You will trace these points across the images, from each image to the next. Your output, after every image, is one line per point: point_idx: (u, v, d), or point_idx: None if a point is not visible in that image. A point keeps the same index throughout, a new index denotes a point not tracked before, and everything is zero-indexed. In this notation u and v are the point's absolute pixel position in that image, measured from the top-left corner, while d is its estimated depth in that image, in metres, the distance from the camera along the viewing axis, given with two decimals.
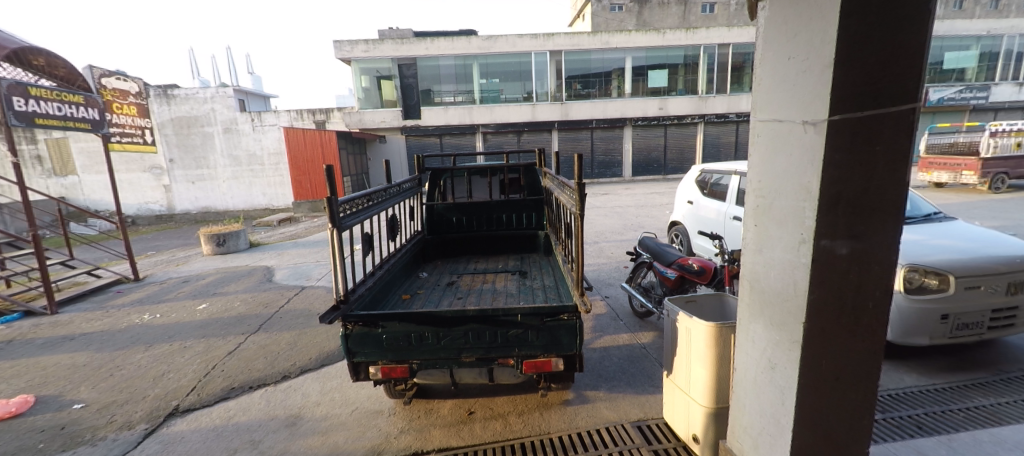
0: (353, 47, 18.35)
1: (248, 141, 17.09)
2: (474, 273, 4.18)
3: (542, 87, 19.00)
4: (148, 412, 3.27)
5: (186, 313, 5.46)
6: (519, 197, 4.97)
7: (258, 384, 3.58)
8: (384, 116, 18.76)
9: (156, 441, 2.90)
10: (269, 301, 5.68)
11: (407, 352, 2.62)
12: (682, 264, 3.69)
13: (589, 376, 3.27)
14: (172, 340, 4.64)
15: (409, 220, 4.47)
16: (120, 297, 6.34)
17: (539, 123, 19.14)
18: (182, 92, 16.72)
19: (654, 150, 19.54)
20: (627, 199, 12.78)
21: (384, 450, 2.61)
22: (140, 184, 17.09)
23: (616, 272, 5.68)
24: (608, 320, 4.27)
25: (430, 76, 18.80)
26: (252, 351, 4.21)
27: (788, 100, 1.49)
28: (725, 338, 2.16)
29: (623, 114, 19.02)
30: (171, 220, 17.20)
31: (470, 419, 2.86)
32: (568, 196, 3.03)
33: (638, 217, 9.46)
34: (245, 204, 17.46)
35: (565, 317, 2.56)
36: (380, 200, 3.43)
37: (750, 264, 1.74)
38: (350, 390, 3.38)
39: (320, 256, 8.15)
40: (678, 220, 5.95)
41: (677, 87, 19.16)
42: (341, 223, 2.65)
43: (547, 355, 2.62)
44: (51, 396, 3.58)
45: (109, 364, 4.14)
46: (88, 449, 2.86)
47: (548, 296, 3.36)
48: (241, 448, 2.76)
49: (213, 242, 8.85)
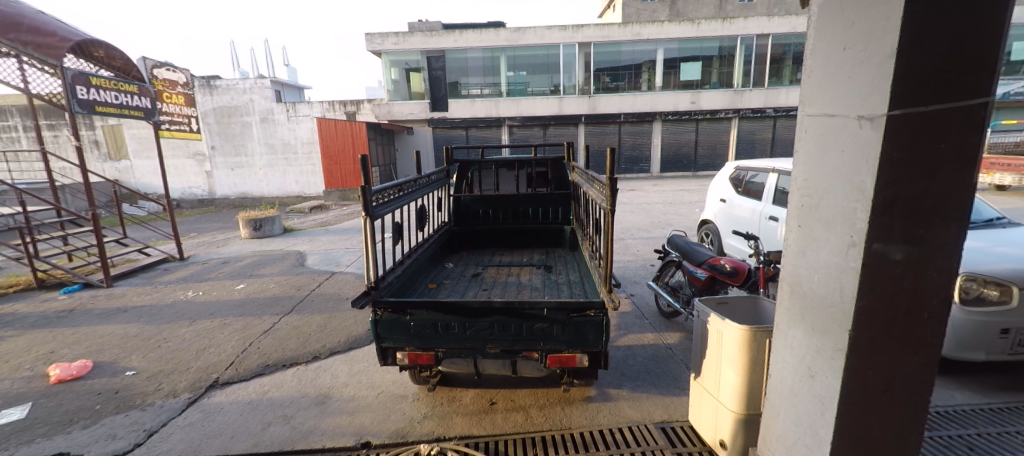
0: (383, 40, 18.60)
1: (283, 130, 17.71)
2: (499, 266, 4.18)
3: (570, 79, 18.73)
4: (191, 382, 3.48)
5: (225, 293, 5.76)
6: (546, 191, 4.94)
7: (291, 363, 3.74)
8: (412, 108, 19.01)
9: (198, 410, 3.08)
10: (301, 285, 5.91)
11: (433, 340, 2.66)
12: (713, 265, 3.55)
13: (613, 374, 3.23)
14: (213, 317, 4.90)
15: (437, 211, 4.51)
16: (167, 275, 6.75)
17: (566, 117, 18.90)
18: (223, 83, 17.48)
19: (684, 146, 18.92)
20: (654, 196, 12.49)
21: (408, 434, 2.68)
22: (185, 170, 18.03)
23: (642, 270, 5.57)
24: (632, 319, 4.19)
25: (458, 68, 18.91)
26: (285, 331, 4.40)
27: (841, 93, 1.40)
28: (759, 344, 2.08)
29: (653, 108, 18.51)
30: (212, 205, 18.09)
31: (491, 409, 2.89)
32: (598, 190, 2.98)
33: (665, 215, 9.22)
34: (280, 191, 18.16)
35: (591, 313, 2.54)
36: (410, 190, 3.48)
37: (792, 267, 1.65)
38: (377, 373, 3.47)
39: (348, 243, 8.39)
40: (708, 218, 5.76)
41: (711, 80, 18.50)
42: (374, 212, 2.71)
43: (572, 351, 2.60)
44: (106, 362, 3.87)
45: (156, 336, 4.42)
46: (138, 413, 3.08)
47: (573, 291, 3.34)
48: (275, 421, 2.90)
49: (250, 226, 9.26)
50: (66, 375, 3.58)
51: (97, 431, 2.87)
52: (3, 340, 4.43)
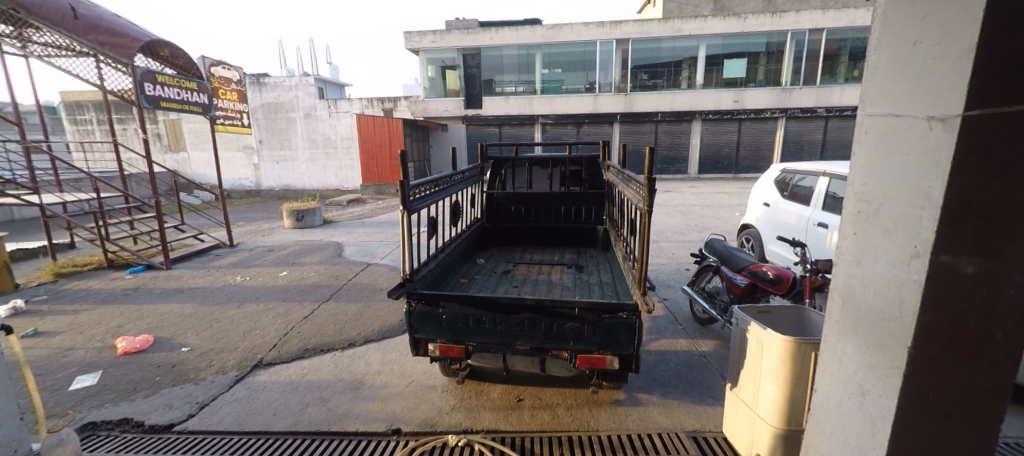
0: (421, 38, 19.05)
1: (325, 126, 18.47)
2: (529, 263, 4.18)
3: (606, 77, 18.36)
4: (238, 361, 3.70)
5: (270, 279, 6.08)
6: (578, 190, 4.89)
7: (328, 348, 3.90)
8: (447, 105, 19.31)
9: (244, 388, 3.28)
10: (339, 274, 6.15)
11: (464, 334, 2.70)
12: (755, 271, 3.39)
13: (643, 379, 3.16)
14: (258, 300, 5.20)
15: (470, 207, 4.55)
16: (218, 260, 7.22)
17: (600, 115, 18.58)
18: (272, 80, 18.41)
19: (725, 147, 18.14)
20: (691, 198, 12.07)
21: (437, 424, 2.74)
22: (235, 162, 19.15)
23: (677, 274, 5.40)
24: (665, 323, 4.08)
25: (493, 66, 19.02)
26: (323, 318, 4.60)
27: (911, 91, 1.30)
28: (804, 357, 1.97)
29: (692, 107, 17.86)
30: (258, 195, 19.13)
31: (519, 406, 2.90)
32: (635, 190, 2.91)
33: (703, 218, 8.90)
34: (320, 184, 18.96)
35: (624, 315, 2.49)
36: (445, 185, 3.55)
37: (843, 276, 1.56)
38: (408, 363, 3.56)
39: (383, 236, 8.64)
40: (750, 223, 5.50)
41: (757, 78, 17.63)
42: (412, 206, 2.78)
43: (602, 352, 2.56)
44: (165, 338, 4.18)
45: (208, 316, 4.74)
46: (192, 386, 3.32)
47: (605, 292, 3.29)
48: (312, 403, 3.04)
49: (293, 217, 9.72)
50: (131, 347, 3.90)
51: (156, 401, 3.12)
52: (79, 313, 4.89)
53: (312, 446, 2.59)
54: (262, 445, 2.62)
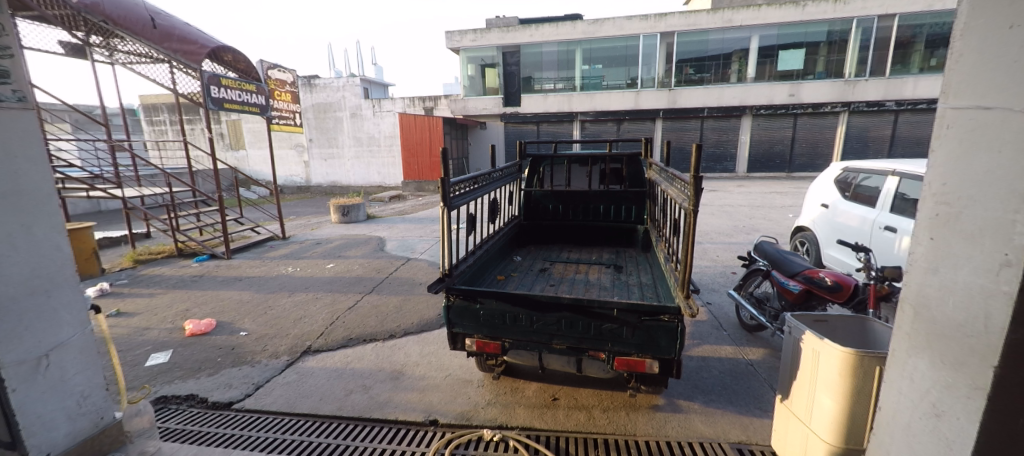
0: (462, 37, 19.46)
1: (369, 125, 19.20)
2: (567, 262, 4.14)
3: (649, 72, 17.78)
4: (289, 346, 3.93)
5: (318, 270, 6.42)
6: (619, 188, 4.76)
7: (370, 338, 4.06)
8: (487, 103, 19.51)
9: (294, 372, 3.48)
10: (381, 267, 6.39)
11: (501, 331, 2.71)
12: (811, 277, 3.17)
13: (684, 385, 3.05)
14: (307, 290, 5.50)
15: (508, 204, 4.56)
16: (272, 251, 7.69)
17: (642, 112, 18.04)
18: (322, 82, 19.37)
19: (778, 144, 17.10)
20: (739, 198, 11.48)
21: (473, 418, 2.79)
22: (288, 159, 20.31)
23: (722, 278, 5.15)
24: (708, 328, 3.91)
25: (533, 63, 19.01)
26: (367, 309, 4.79)
27: (1005, 81, 1.16)
28: (867, 371, 1.82)
29: (742, 102, 16.96)
30: (308, 191, 20.20)
31: (554, 405, 2.89)
32: (679, 188, 2.80)
33: (751, 219, 8.45)
34: (364, 181, 19.75)
35: (665, 318, 2.40)
36: (484, 183, 3.58)
37: (917, 285, 1.42)
38: (445, 356, 3.64)
39: (423, 232, 8.86)
40: (805, 225, 5.15)
41: (815, 70, 16.50)
42: (452, 202, 2.83)
43: (641, 355, 2.49)
44: (226, 322, 4.51)
45: (262, 304, 5.06)
46: (248, 368, 3.56)
47: (645, 294, 3.20)
48: (355, 390, 3.17)
49: (339, 212, 10.18)
50: (198, 330, 4.24)
51: (218, 380, 3.37)
52: (153, 296, 5.39)
53: (355, 432, 2.71)
54: (310, 427, 2.77)
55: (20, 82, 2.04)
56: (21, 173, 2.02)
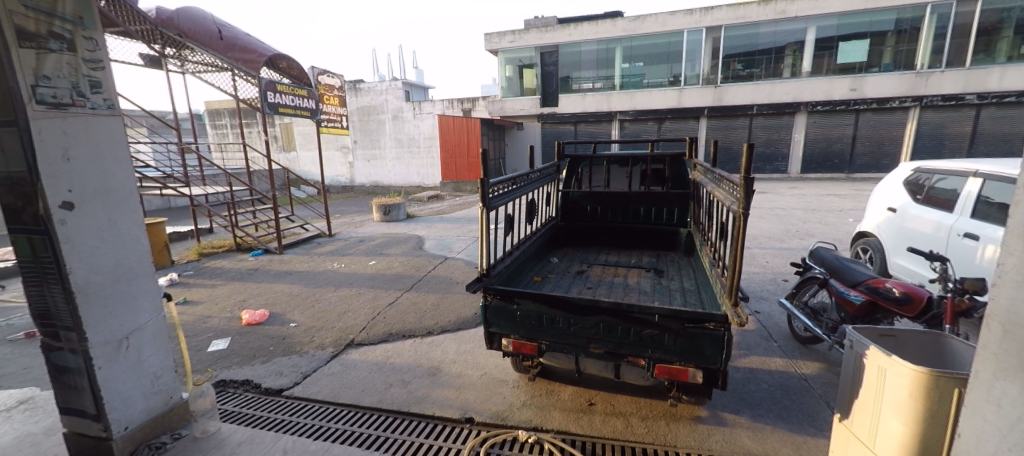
0: (501, 38, 19.68)
1: (410, 126, 19.77)
2: (605, 265, 4.06)
3: (693, 69, 17.12)
4: (334, 339, 4.11)
5: (361, 266, 6.69)
6: (660, 189, 4.62)
7: (409, 334, 4.17)
8: (524, 104, 19.57)
9: (338, 364, 3.63)
10: (420, 265, 6.55)
11: (538, 332, 2.70)
12: (875, 287, 2.92)
13: (730, 398, 2.90)
14: (351, 286, 5.74)
15: (545, 205, 4.54)
16: (319, 247, 8.09)
17: (685, 110, 17.39)
18: (366, 86, 20.20)
19: (837, 143, 15.92)
20: (792, 200, 10.80)
21: (508, 418, 2.80)
22: (334, 160, 21.30)
23: (772, 285, 4.86)
24: (757, 338, 3.70)
25: (571, 62, 18.85)
26: (406, 305, 4.93)
27: None
28: (943, 394, 1.65)
29: (796, 98, 15.95)
30: (352, 190, 21.08)
31: (590, 410, 2.84)
32: (726, 190, 2.68)
33: (805, 224, 7.91)
34: (404, 181, 20.35)
35: (711, 326, 2.30)
36: (523, 184, 3.58)
37: (1006, 301, 1.28)
38: (481, 355, 3.68)
39: (460, 232, 8.99)
40: (868, 231, 4.75)
41: (881, 61, 15.26)
42: (490, 203, 2.86)
43: (684, 364, 2.40)
44: (278, 314, 4.79)
45: (310, 297, 5.34)
46: (297, 357, 3.76)
47: (687, 300, 3.07)
48: (394, 384, 3.27)
49: (381, 211, 10.54)
50: (253, 319, 4.53)
51: (271, 368, 3.59)
52: (215, 287, 5.82)
53: (394, 424, 2.79)
54: (352, 417, 2.89)
55: (110, 91, 2.26)
56: (109, 173, 2.24)
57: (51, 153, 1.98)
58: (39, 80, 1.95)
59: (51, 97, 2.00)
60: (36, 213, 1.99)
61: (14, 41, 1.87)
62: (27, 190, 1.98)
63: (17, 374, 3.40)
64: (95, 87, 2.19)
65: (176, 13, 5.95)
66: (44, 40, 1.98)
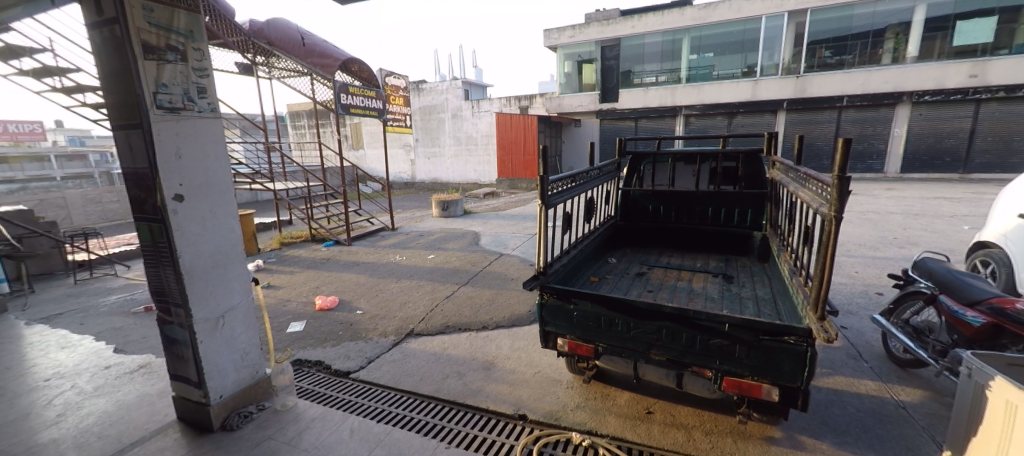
0: (560, 34, 19.49)
1: (468, 125, 20.25)
2: (667, 268, 3.87)
3: (771, 58, 15.75)
4: (395, 328, 4.32)
5: (421, 259, 6.97)
6: (732, 189, 4.30)
7: (465, 328, 4.26)
8: (582, 100, 19.24)
9: (399, 352, 3.80)
10: (476, 261, 6.69)
11: (595, 334, 2.64)
12: (1002, 309, 2.52)
13: (808, 419, 2.64)
14: (412, 278, 6.02)
15: (604, 204, 4.42)
16: (383, 240, 8.56)
17: (760, 103, 16.04)
18: (428, 86, 21.03)
19: (948, 138, 13.87)
20: (888, 204, 9.59)
21: (561, 418, 2.77)
22: (397, 158, 22.45)
23: (862, 298, 4.35)
24: (843, 357, 3.33)
25: (634, 55, 18.14)
26: (462, 299, 5.06)
27: None
28: None
29: (898, 87, 14.08)
30: (413, 186, 22.06)
31: (648, 418, 2.72)
32: (813, 189, 2.42)
33: (905, 230, 6.99)
34: (462, 178, 20.89)
35: (790, 339, 2.10)
36: (582, 181, 3.50)
37: None
38: (536, 353, 3.66)
39: (515, 229, 9.04)
40: (989, 241, 4.11)
41: (1013, 42, 13.00)
42: (549, 201, 2.83)
43: (757, 379, 2.22)
44: (346, 301, 5.15)
45: (374, 287, 5.66)
46: (362, 343, 4.00)
47: (761, 309, 2.84)
48: (450, 375, 3.36)
49: (440, 207, 10.89)
50: (325, 305, 4.90)
51: (339, 351, 3.85)
52: (293, 274, 6.39)
53: (449, 414, 2.88)
54: (411, 404, 3.01)
55: (213, 96, 2.53)
56: (212, 169, 2.51)
57: (166, 151, 2.26)
58: (159, 88, 2.23)
59: (168, 102, 2.28)
60: (154, 204, 2.29)
61: (141, 54, 2.16)
62: (148, 183, 2.28)
63: (138, 342, 3.96)
64: (202, 93, 2.46)
65: (266, 24, 6.58)
66: (163, 52, 2.26)
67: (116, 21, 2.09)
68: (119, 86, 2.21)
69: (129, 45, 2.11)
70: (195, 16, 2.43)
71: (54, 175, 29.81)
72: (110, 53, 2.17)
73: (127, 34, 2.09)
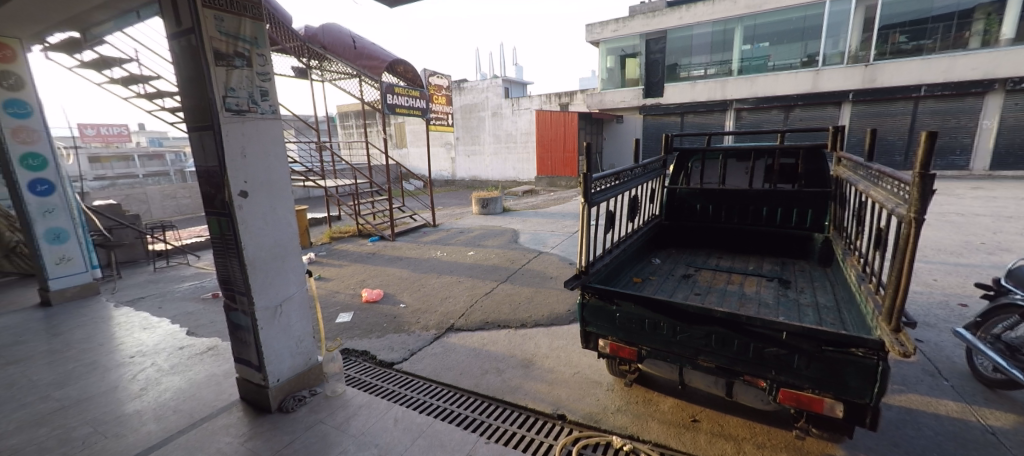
0: (603, 29, 19.10)
1: (508, 123, 20.34)
2: (716, 270, 3.69)
3: (835, 46, 14.58)
4: (437, 322, 4.41)
5: (461, 256, 7.09)
6: (790, 188, 4.02)
7: (504, 325, 4.28)
8: (625, 96, 18.79)
9: (440, 346, 3.89)
10: (515, 258, 6.71)
11: (638, 336, 2.56)
12: None
13: (877, 440, 2.42)
14: (452, 273, 6.13)
15: (649, 202, 4.28)
16: (425, 236, 8.79)
17: (822, 95, 14.91)
18: (470, 85, 21.35)
19: None
20: (975, 204, 8.63)
21: (601, 421, 2.71)
22: (439, 156, 23.05)
23: (942, 310, 3.93)
24: (916, 373, 3.04)
25: (681, 48, 17.43)
26: (501, 296, 5.09)
27: None
28: None
29: (988, 74, 12.59)
30: (454, 184, 22.51)
31: (694, 427, 2.61)
32: (889, 187, 2.20)
33: (997, 235, 6.22)
34: (500, 175, 21.02)
35: (858, 351, 1.93)
36: (626, 179, 3.40)
37: None
38: (575, 353, 3.62)
39: (554, 227, 8.99)
40: None
41: None
42: (592, 198, 2.78)
43: (818, 392, 2.06)
44: (390, 294, 5.33)
45: (416, 282, 5.82)
46: (405, 336, 4.13)
47: (823, 318, 2.63)
48: (490, 372, 3.39)
49: (480, 205, 11.01)
50: (371, 297, 5.11)
51: (384, 343, 3.99)
52: (341, 267, 6.71)
53: (489, 410, 2.91)
54: (451, 397, 3.08)
55: (274, 99, 2.68)
56: (272, 167, 2.66)
57: (233, 151, 2.44)
58: (228, 92, 2.40)
59: (235, 105, 2.44)
60: (223, 199, 2.48)
61: (213, 61, 2.33)
62: (217, 180, 2.47)
63: (206, 326, 4.32)
64: (264, 96, 2.61)
65: (320, 29, 6.92)
66: (231, 59, 2.43)
67: (193, 32, 2.27)
68: (193, 90, 2.41)
69: (203, 53, 2.29)
70: (260, 24, 2.59)
71: (138, 172, 33.30)
72: (187, 61, 2.36)
73: (202, 43, 2.28)
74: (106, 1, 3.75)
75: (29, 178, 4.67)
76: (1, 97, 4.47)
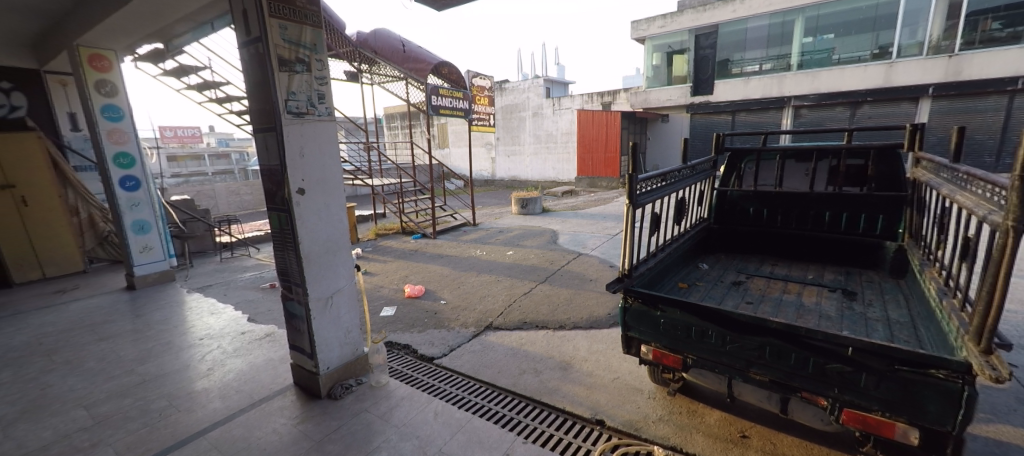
0: (649, 25, 18.53)
1: (549, 123, 20.26)
2: (770, 278, 3.48)
3: (912, 35, 13.27)
4: (475, 320, 4.46)
5: (500, 255, 7.14)
6: (857, 192, 3.71)
7: (542, 326, 4.26)
8: (672, 94, 18.19)
9: (478, 344, 3.93)
10: (554, 259, 6.67)
11: (683, 344, 2.46)
12: None
13: None
14: (491, 272, 6.18)
15: (697, 205, 4.10)
16: (465, 235, 8.94)
17: (894, 90, 13.67)
18: (511, 85, 21.47)
19: None
20: None
21: (642, 429, 2.63)
22: (480, 156, 23.38)
23: None
24: (1008, 401, 2.70)
25: (733, 42, 16.55)
26: (539, 297, 5.07)
27: None
28: None
29: None
30: (493, 184, 22.75)
31: (743, 443, 2.47)
32: (980, 191, 1.96)
33: None
34: (540, 175, 20.98)
35: (939, 373, 1.75)
36: (673, 181, 3.27)
37: None
38: (615, 358, 3.53)
39: (595, 228, 8.83)
40: None
41: None
42: (637, 200, 2.70)
43: (889, 416, 1.89)
44: (431, 290, 5.46)
45: (456, 279, 5.93)
46: (444, 332, 4.21)
47: (896, 335, 2.39)
48: (527, 372, 3.39)
49: (519, 205, 11.04)
50: (413, 293, 5.26)
51: (425, 338, 4.09)
52: (386, 263, 6.96)
53: (526, 410, 2.91)
54: (489, 395, 3.10)
55: (330, 102, 2.82)
56: (326, 166, 2.80)
57: (293, 151, 2.59)
58: (290, 95, 2.56)
59: (295, 108, 2.59)
60: (283, 196, 2.65)
61: (277, 66, 2.49)
62: (279, 178, 2.63)
63: (264, 314, 4.63)
64: (321, 99, 2.76)
65: (372, 34, 7.22)
66: (293, 64, 2.58)
67: (260, 40, 2.45)
68: (259, 94, 2.58)
69: (269, 59, 2.45)
70: (319, 31, 2.73)
71: (207, 170, 36.38)
72: (254, 67, 2.54)
73: (268, 49, 2.44)
74: (187, 14, 4.12)
75: (120, 175, 5.22)
76: (98, 103, 5.04)
